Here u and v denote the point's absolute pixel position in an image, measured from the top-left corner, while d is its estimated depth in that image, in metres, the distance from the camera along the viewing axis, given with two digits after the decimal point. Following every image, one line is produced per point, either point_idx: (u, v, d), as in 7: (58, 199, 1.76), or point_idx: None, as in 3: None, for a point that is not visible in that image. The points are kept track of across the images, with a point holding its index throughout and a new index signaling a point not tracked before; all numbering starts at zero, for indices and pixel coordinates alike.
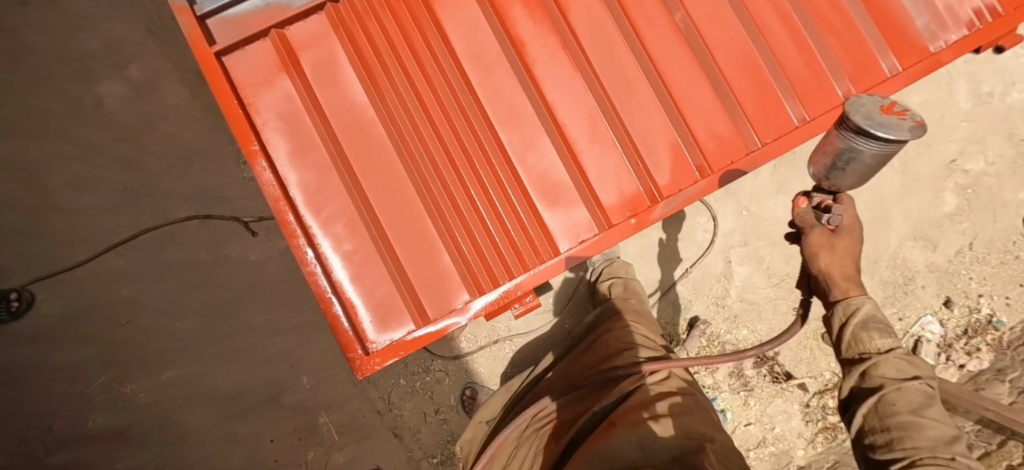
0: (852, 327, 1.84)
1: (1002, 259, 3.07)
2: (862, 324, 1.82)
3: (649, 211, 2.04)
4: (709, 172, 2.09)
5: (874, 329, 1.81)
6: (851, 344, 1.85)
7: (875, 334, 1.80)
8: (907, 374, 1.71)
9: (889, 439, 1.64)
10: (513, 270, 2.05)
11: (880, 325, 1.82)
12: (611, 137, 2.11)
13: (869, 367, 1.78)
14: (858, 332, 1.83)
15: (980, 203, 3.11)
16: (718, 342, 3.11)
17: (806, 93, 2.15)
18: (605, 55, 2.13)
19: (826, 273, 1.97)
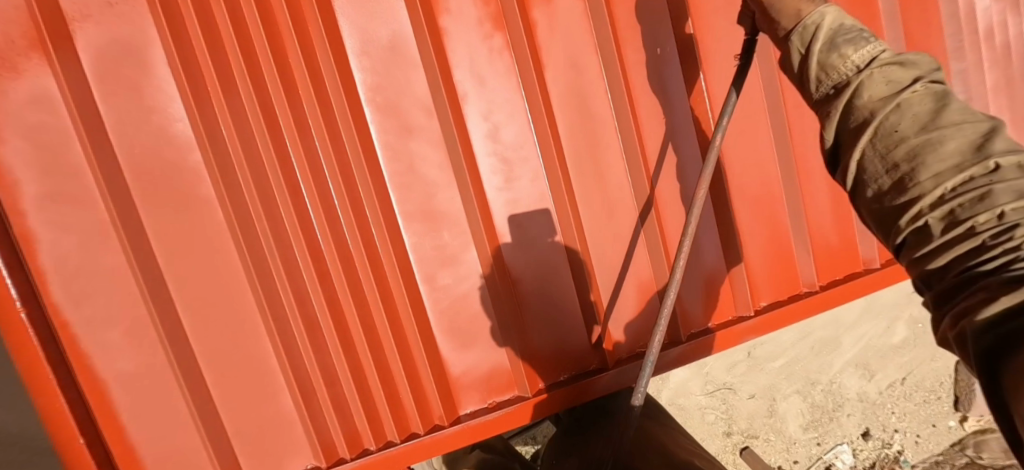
0: (814, 49, 1.02)
1: (925, 398, 2.77)
2: (825, 60, 1.00)
3: (592, 380, 1.46)
4: (682, 336, 1.55)
5: (841, 49, 0.99)
6: (821, 95, 1.00)
7: (845, 56, 0.98)
8: (901, 81, 0.93)
9: (906, 177, 0.85)
10: (388, 434, 1.41)
11: (850, 38, 1.00)
12: (563, 263, 1.45)
13: (854, 93, 0.95)
14: (819, 71, 1.00)
15: (924, 339, 2.76)
16: None
17: (824, 252, 1.66)
18: (583, 143, 1.44)
19: (772, 8, 1.11)
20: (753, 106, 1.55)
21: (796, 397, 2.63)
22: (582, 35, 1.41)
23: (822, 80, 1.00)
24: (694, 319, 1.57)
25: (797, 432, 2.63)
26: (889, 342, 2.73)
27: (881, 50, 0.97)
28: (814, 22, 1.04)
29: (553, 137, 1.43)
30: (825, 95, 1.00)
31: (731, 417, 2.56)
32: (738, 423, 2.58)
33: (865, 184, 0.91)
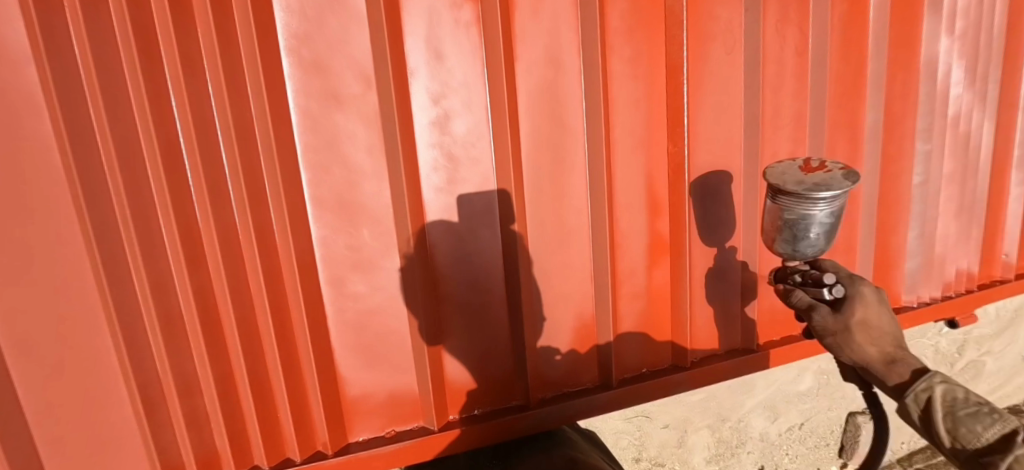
0: (937, 402, 0.92)
1: (816, 443, 2.95)
2: (952, 432, 0.89)
3: (511, 421, 1.29)
4: (614, 382, 1.39)
5: (965, 422, 0.88)
6: (964, 460, 0.89)
7: (975, 432, 0.87)
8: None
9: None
10: (256, 458, 1.16)
11: (970, 407, 0.90)
12: (501, 285, 1.27)
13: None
14: (953, 443, 0.90)
15: (826, 389, 2.95)
16: None
17: (768, 312, 1.60)
18: (545, 154, 1.25)
19: (871, 368, 1.06)
20: (729, 152, 1.44)
21: (704, 431, 2.63)
22: (565, 32, 1.21)
23: (959, 448, 0.89)
24: (630, 360, 1.45)
25: (701, 464, 2.66)
26: (798, 387, 2.84)
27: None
28: (923, 389, 0.94)
29: (513, 140, 1.20)
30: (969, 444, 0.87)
31: (643, 444, 2.52)
32: (648, 450, 2.54)
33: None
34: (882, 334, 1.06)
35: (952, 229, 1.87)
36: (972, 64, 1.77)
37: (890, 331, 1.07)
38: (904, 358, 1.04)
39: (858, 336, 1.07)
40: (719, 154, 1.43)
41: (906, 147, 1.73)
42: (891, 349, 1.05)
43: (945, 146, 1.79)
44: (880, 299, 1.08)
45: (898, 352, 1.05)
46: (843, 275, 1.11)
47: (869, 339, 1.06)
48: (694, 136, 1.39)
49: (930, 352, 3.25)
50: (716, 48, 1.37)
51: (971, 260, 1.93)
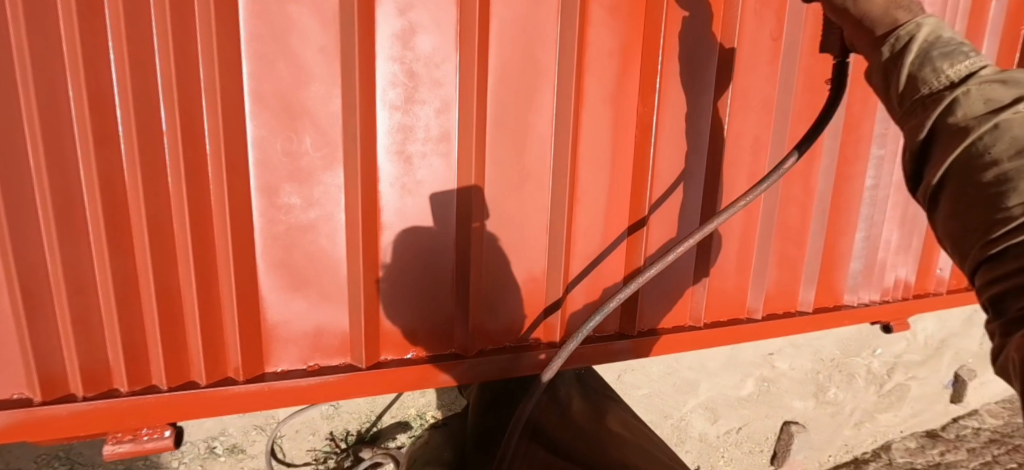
0: (915, 49, 0.86)
1: (751, 449, 3.17)
2: (914, 74, 0.85)
3: (446, 367, 1.21)
4: (559, 342, 1.34)
5: (935, 62, 0.83)
6: (903, 106, 0.86)
7: (939, 70, 0.82)
8: (1007, 99, 0.74)
9: (1006, 173, 0.67)
10: (154, 377, 1.03)
11: (948, 50, 0.84)
12: (451, 222, 1.18)
13: (947, 109, 0.79)
14: (908, 86, 0.86)
15: (765, 397, 3.17)
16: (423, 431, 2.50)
17: (716, 293, 1.58)
18: (513, 89, 1.18)
19: (867, 19, 0.95)
20: (696, 121, 1.41)
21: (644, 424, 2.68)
22: None
23: (911, 92, 0.85)
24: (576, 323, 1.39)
25: None
26: (738, 392, 3.06)
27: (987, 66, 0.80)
28: (906, 33, 0.88)
29: (480, 66, 1.12)
30: (918, 95, 0.84)
31: None
32: None
33: (948, 196, 0.77)
34: None
35: (894, 236, 1.87)
36: None
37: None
38: (909, 4, 0.92)
39: None
40: (687, 121, 1.40)
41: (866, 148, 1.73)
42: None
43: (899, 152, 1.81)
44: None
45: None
46: None
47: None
48: (666, 98, 1.35)
49: (864, 371, 3.47)
50: (697, 13, 1.34)
51: (910, 269, 1.96)
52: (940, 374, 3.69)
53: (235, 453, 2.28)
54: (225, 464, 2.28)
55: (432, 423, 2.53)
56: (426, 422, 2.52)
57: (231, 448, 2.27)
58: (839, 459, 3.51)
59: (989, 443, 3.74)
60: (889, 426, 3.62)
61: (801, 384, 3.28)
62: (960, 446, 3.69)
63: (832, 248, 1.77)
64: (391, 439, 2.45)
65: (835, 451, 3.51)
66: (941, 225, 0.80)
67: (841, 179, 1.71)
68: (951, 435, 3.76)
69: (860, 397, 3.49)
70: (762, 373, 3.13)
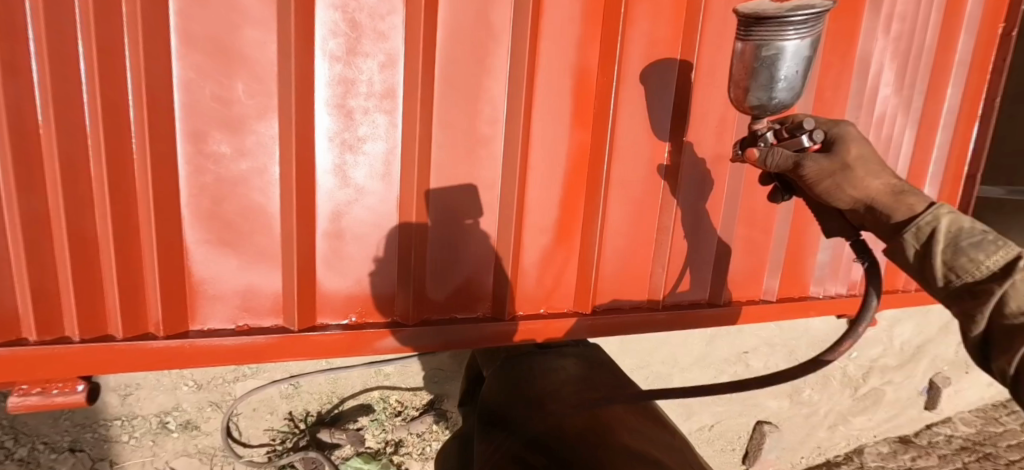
0: (939, 237, 0.90)
1: (723, 447, 3.22)
2: (951, 265, 0.88)
3: (384, 334, 1.16)
4: (507, 316, 1.28)
5: (967, 251, 0.87)
6: (949, 295, 0.90)
7: (976, 261, 0.86)
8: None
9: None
10: (67, 329, 0.98)
11: (972, 238, 0.88)
12: (393, 182, 1.14)
13: (999, 304, 0.82)
14: (948, 277, 0.89)
15: (738, 396, 3.20)
16: (383, 411, 2.46)
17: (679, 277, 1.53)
18: (464, 45, 1.12)
19: (876, 205, 1.02)
20: (660, 96, 1.37)
21: None
22: None
23: (952, 282, 0.89)
24: (528, 298, 1.34)
25: None
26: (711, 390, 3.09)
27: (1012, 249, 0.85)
28: (927, 224, 0.92)
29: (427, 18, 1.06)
30: (962, 280, 0.87)
31: None
32: None
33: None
34: (874, 169, 1.03)
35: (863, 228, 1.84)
36: (903, 69, 1.78)
37: (885, 165, 1.04)
38: (908, 188, 1.01)
39: (847, 163, 1.02)
40: (650, 95, 1.35)
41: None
42: (893, 182, 1.02)
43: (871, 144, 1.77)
44: (864, 137, 1.07)
45: (900, 183, 1.02)
46: (825, 120, 1.10)
47: (851, 174, 1.02)
48: (628, 70, 1.31)
49: (839, 374, 3.47)
50: None
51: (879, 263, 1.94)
52: (915, 380, 3.68)
53: (188, 430, 2.22)
54: (176, 441, 2.23)
55: (396, 408, 2.47)
56: (388, 406, 2.46)
57: (184, 425, 2.22)
58: (812, 461, 3.51)
59: (960, 450, 3.75)
60: (863, 430, 3.62)
61: (775, 384, 3.28)
62: (931, 452, 3.71)
63: (799, 237, 1.74)
64: (352, 422, 2.40)
65: (807, 453, 3.51)
66: None
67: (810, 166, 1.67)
68: (924, 441, 3.76)
69: (835, 400, 3.49)
70: (735, 371, 3.18)
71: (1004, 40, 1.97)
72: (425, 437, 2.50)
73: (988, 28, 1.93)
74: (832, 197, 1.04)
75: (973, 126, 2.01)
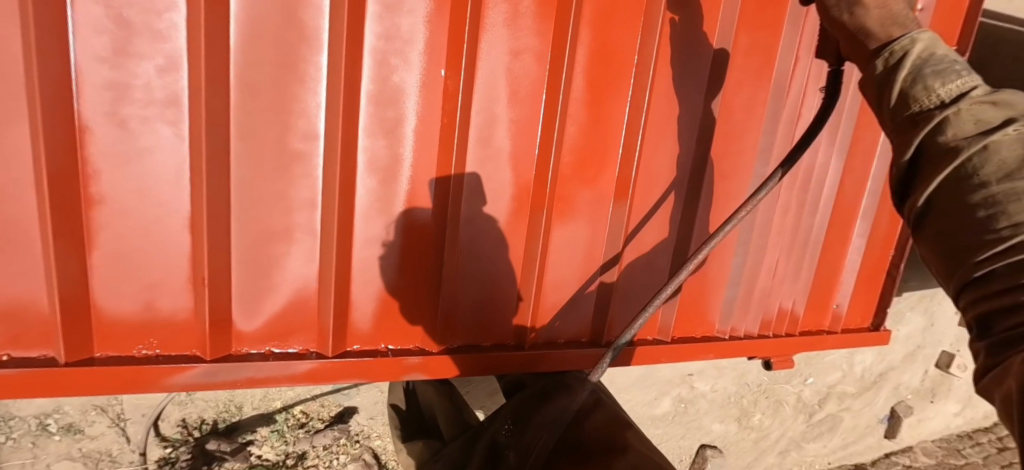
0: (918, 56, 0.81)
1: None
2: (906, 90, 0.80)
3: (176, 370, 1.04)
4: (330, 352, 1.15)
5: (926, 80, 0.79)
6: (893, 124, 0.82)
7: (930, 89, 0.78)
8: (998, 120, 0.71)
9: (993, 195, 0.66)
10: None
11: (940, 68, 0.80)
12: (181, 203, 0.99)
13: (935, 129, 0.74)
14: (898, 102, 0.81)
15: (680, 418, 3.10)
16: (285, 422, 2.34)
17: (553, 316, 1.37)
18: (262, 48, 0.95)
19: (862, 33, 0.92)
20: (531, 115, 1.19)
21: None
22: None
23: (900, 107, 0.81)
24: (361, 335, 1.19)
25: None
26: (654, 411, 3.03)
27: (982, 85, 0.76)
28: (902, 48, 0.84)
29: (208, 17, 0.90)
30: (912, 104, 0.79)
31: None
32: None
33: (930, 220, 0.74)
34: None
35: (781, 263, 1.70)
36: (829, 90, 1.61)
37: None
38: (905, 21, 0.89)
39: None
40: (517, 113, 1.18)
41: (758, 165, 1.49)
42: (896, 9, 0.90)
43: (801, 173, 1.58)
44: None
45: (905, 15, 0.90)
46: None
47: None
48: (489, 82, 1.13)
49: (793, 400, 3.33)
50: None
51: (801, 299, 1.78)
52: (875, 409, 3.53)
53: (72, 433, 2.13)
54: (60, 444, 2.12)
55: (299, 419, 2.37)
56: (291, 417, 2.35)
57: (67, 428, 2.12)
58: None
59: None
60: (816, 457, 3.49)
61: (722, 407, 3.17)
62: None
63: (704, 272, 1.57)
64: (249, 433, 2.29)
65: None
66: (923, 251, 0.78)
67: (725, 197, 1.48)
68: None
69: (787, 426, 3.35)
70: (679, 393, 3.04)
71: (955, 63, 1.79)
72: (331, 449, 2.39)
73: (935, 49, 1.75)
74: (830, 13, 0.94)
75: None
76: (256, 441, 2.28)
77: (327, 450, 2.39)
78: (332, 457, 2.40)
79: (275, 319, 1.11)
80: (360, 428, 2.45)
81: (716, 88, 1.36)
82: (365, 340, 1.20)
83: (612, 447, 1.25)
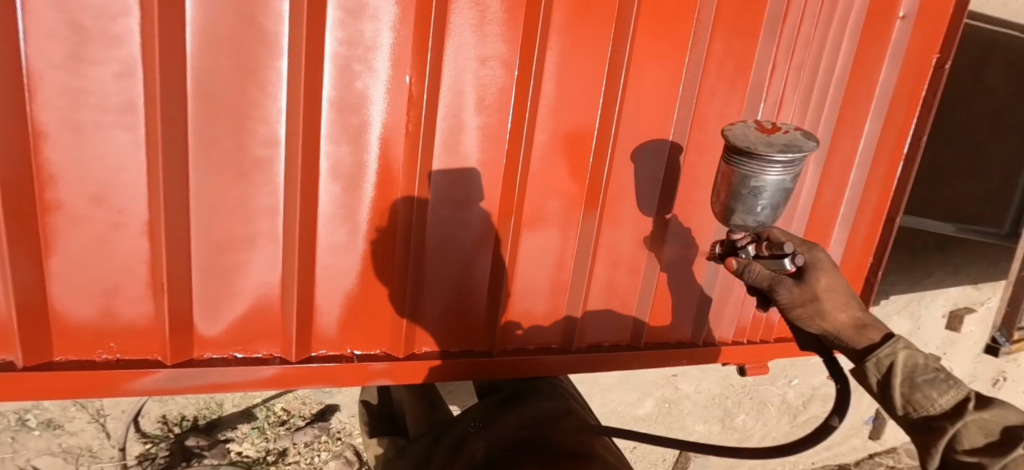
0: (902, 371, 0.92)
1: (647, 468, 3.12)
2: (907, 396, 0.91)
3: (136, 376, 1.04)
4: (294, 358, 1.15)
5: (923, 387, 0.90)
6: (909, 425, 0.91)
7: (930, 397, 0.88)
8: (1000, 431, 0.83)
9: None
10: None
11: (927, 373, 0.91)
12: (140, 208, 0.98)
13: (951, 441, 0.85)
14: (903, 405, 0.91)
15: (664, 418, 3.10)
16: (266, 418, 2.35)
17: (523, 324, 1.37)
18: (221, 58, 0.94)
19: (840, 336, 1.07)
20: (498, 123, 1.19)
21: None
22: None
23: (909, 413, 0.90)
24: (326, 340, 1.19)
25: None
26: (637, 412, 3.04)
27: (971, 395, 0.88)
28: (886, 355, 0.95)
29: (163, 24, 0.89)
30: (920, 412, 0.89)
31: None
32: None
33: None
34: (843, 296, 1.07)
35: None
36: (804, 102, 1.54)
37: (848, 295, 1.08)
38: (873, 323, 1.05)
39: (824, 290, 1.06)
40: (483, 122, 1.17)
41: None
42: (858, 315, 1.07)
43: None
44: (834, 268, 1.10)
45: (866, 317, 1.07)
46: (799, 244, 1.12)
47: (831, 300, 1.06)
48: (455, 90, 1.13)
49: (778, 401, 3.33)
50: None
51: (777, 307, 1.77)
52: (860, 411, 3.52)
53: (52, 428, 2.14)
54: (39, 439, 2.12)
55: (280, 416, 2.38)
56: (272, 414, 2.36)
57: (47, 423, 2.12)
58: None
59: None
60: (800, 457, 3.50)
61: (706, 408, 3.18)
62: None
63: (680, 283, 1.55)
64: (229, 430, 2.30)
65: None
66: None
67: (700, 207, 1.48)
68: None
69: (771, 426, 3.36)
70: (662, 393, 3.05)
71: (936, 73, 1.69)
72: (313, 446, 2.38)
73: (917, 58, 1.66)
74: (805, 325, 1.09)
75: (894, 170, 1.76)
76: (236, 437, 2.30)
77: (308, 447, 2.38)
78: (313, 454, 2.39)
79: (238, 326, 1.11)
80: (342, 425, 2.44)
81: (689, 98, 1.35)
82: (331, 345, 1.20)
83: (575, 453, 1.21)
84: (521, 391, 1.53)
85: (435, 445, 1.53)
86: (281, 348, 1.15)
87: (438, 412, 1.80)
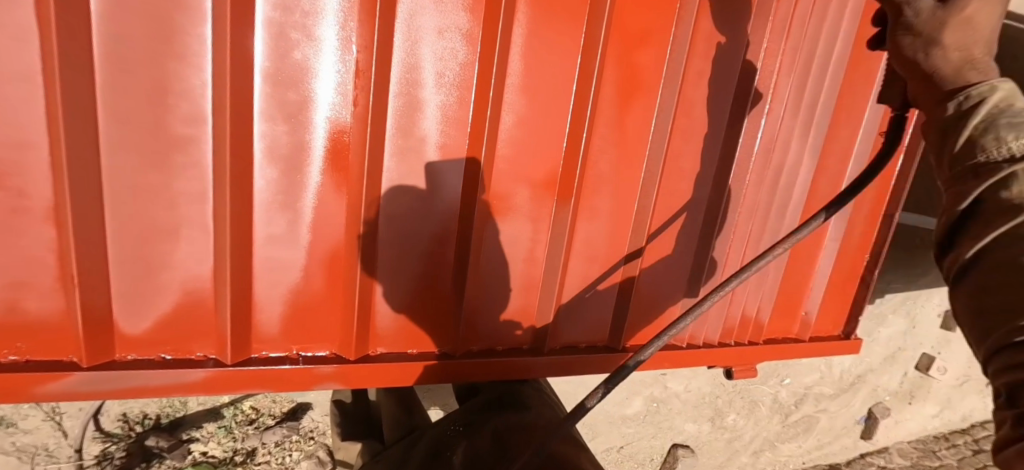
0: (989, 109, 0.75)
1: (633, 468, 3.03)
2: (975, 138, 0.75)
3: (46, 379, 0.93)
4: (230, 360, 1.04)
5: (999, 130, 0.72)
6: (951, 171, 0.77)
7: (1000, 140, 0.71)
8: None
9: None
10: None
11: (1018, 121, 0.72)
12: (43, 192, 0.86)
13: (997, 183, 0.69)
14: (964, 149, 0.76)
15: (652, 418, 3.01)
16: (234, 417, 2.22)
17: (489, 322, 1.26)
18: (131, 20, 0.83)
19: (934, 75, 0.82)
20: (459, 103, 1.07)
21: None
22: None
23: (965, 155, 0.75)
24: (267, 340, 1.08)
25: None
26: (625, 411, 2.94)
27: None
28: (978, 94, 0.77)
29: None
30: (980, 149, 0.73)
31: None
32: None
33: (974, 276, 0.69)
34: (978, 40, 0.80)
35: (750, 269, 1.57)
36: (800, 88, 1.41)
37: (987, 34, 0.80)
38: (985, 67, 0.81)
39: (959, 19, 0.78)
40: (442, 101, 1.06)
41: (720, 161, 1.38)
42: (976, 55, 0.81)
43: (769, 172, 1.46)
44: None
45: (982, 61, 0.81)
46: None
47: (960, 35, 0.79)
48: (407, 65, 1.01)
49: (769, 400, 3.25)
50: None
51: (766, 306, 1.67)
52: (852, 411, 3.43)
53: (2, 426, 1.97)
54: None
55: (249, 415, 2.24)
56: (240, 412, 2.22)
57: None
58: None
59: None
60: (791, 457, 3.41)
61: (695, 407, 3.09)
62: None
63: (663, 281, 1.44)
64: (193, 429, 2.15)
65: None
66: (961, 319, 0.72)
67: (683, 198, 1.37)
68: None
69: (761, 426, 3.27)
70: (651, 392, 2.95)
71: None
72: (283, 446, 2.24)
73: None
74: (903, 56, 0.84)
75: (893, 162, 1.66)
76: (201, 436, 2.15)
77: (279, 447, 2.25)
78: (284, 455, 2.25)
79: (165, 323, 1.00)
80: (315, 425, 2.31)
81: (674, 78, 1.23)
82: (274, 346, 1.09)
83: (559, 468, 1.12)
84: (502, 397, 1.44)
85: (409, 447, 1.41)
86: (217, 348, 1.04)
87: (414, 415, 1.69)
